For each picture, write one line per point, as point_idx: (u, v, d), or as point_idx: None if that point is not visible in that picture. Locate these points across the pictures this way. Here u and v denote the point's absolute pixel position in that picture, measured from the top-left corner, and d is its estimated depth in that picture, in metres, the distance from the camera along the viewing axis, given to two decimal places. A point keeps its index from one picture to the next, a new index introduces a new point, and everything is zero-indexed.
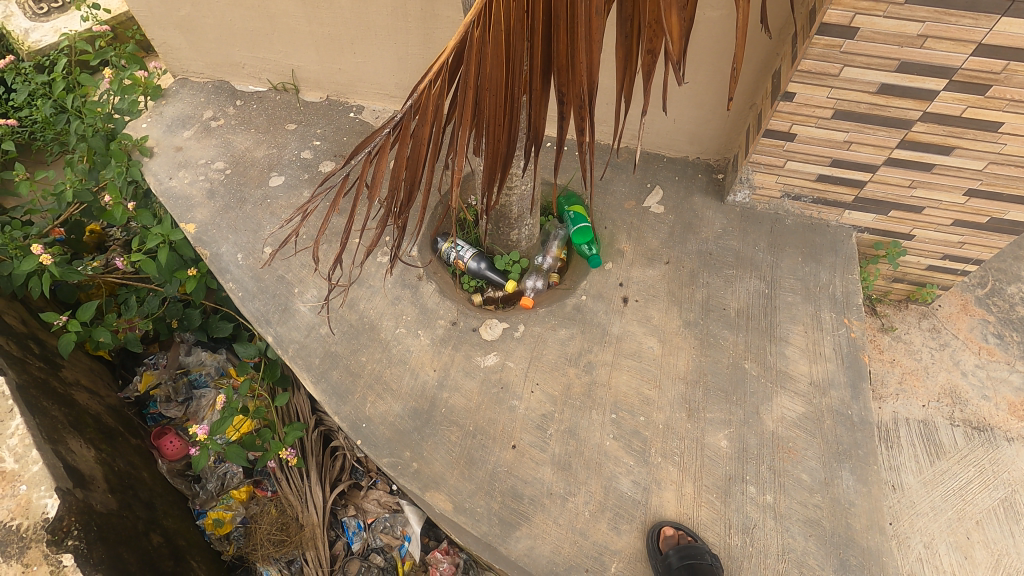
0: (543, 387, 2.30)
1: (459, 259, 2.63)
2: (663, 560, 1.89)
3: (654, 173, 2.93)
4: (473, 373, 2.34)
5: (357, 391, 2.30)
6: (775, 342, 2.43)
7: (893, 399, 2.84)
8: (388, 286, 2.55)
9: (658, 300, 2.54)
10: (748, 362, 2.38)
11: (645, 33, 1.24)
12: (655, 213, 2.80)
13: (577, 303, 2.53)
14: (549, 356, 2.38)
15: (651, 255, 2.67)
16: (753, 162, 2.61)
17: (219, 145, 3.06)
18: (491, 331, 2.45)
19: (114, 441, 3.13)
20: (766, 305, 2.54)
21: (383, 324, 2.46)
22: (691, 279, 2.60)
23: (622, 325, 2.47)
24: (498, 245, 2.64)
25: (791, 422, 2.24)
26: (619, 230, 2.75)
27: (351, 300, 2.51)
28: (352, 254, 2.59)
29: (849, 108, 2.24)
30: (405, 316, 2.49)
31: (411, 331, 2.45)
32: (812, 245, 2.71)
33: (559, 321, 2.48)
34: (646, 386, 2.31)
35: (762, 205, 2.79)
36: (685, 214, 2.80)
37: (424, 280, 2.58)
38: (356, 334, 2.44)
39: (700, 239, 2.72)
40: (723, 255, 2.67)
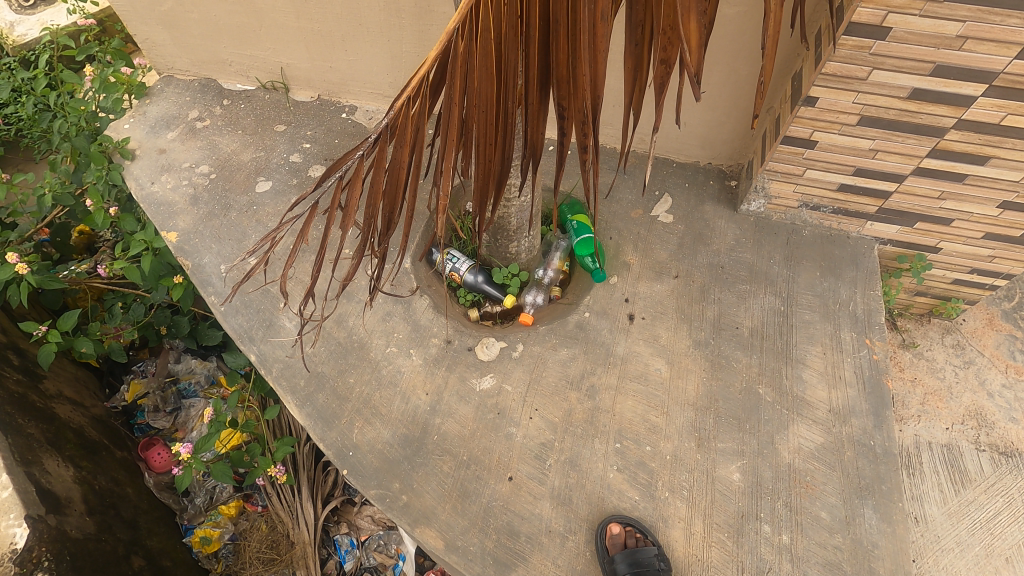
0: (542, 413, 2.16)
1: (455, 271, 2.50)
2: (609, 563, 1.80)
3: (663, 179, 2.76)
4: (468, 398, 2.19)
5: (344, 416, 2.16)
6: (791, 365, 2.27)
7: (915, 421, 2.68)
8: (379, 301, 2.41)
9: (665, 317, 2.38)
10: (762, 386, 2.22)
11: (659, 40, 1.07)
12: (664, 223, 2.64)
13: (579, 320, 2.37)
14: (548, 380, 2.23)
15: (659, 269, 2.51)
16: (769, 170, 2.44)
17: (204, 147, 2.91)
18: (487, 351, 2.30)
19: (97, 456, 3.01)
20: (782, 324, 2.37)
21: (372, 342, 2.32)
22: (702, 295, 2.44)
23: (627, 345, 2.31)
24: (495, 257, 2.50)
25: (809, 454, 2.08)
26: (625, 241, 2.59)
27: (339, 316, 2.37)
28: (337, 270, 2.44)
29: (877, 114, 2.06)
30: (396, 333, 2.34)
31: (403, 351, 2.30)
32: (830, 258, 2.54)
33: (560, 340, 2.32)
34: (653, 412, 2.16)
35: (777, 215, 2.62)
36: (696, 224, 2.63)
37: (417, 294, 2.43)
38: (344, 354, 2.30)
39: (711, 251, 2.56)
40: (736, 269, 2.51)
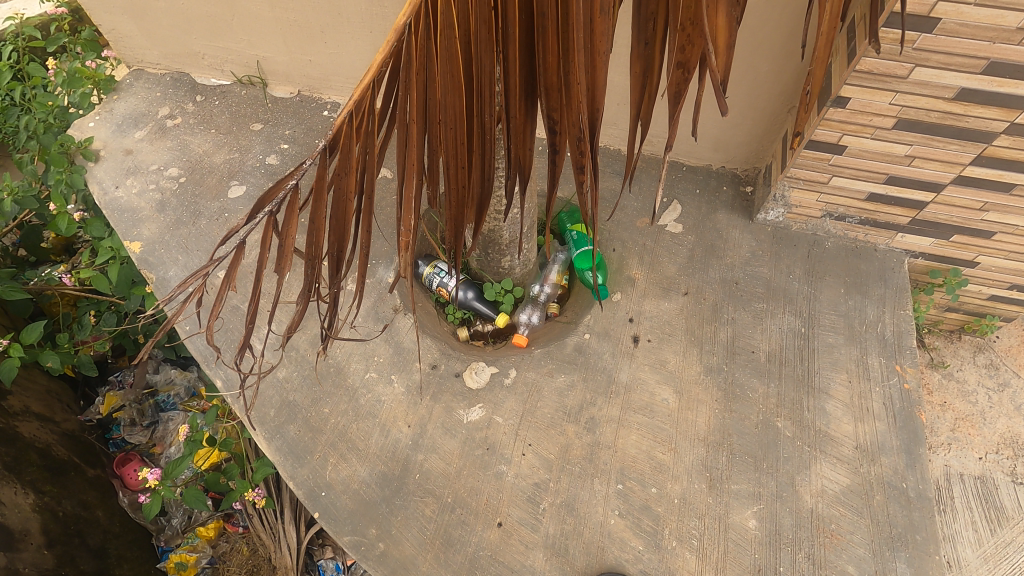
0: (536, 449, 1.95)
1: (443, 287, 2.27)
2: None
3: (671, 185, 2.53)
4: (454, 431, 1.98)
5: (318, 451, 1.96)
6: (814, 395, 2.05)
7: (945, 450, 2.46)
8: (359, 320, 2.20)
9: (674, 340, 2.16)
10: (781, 419, 2.00)
11: (676, 39, 0.84)
12: (672, 233, 2.41)
13: (578, 343, 2.15)
14: (543, 411, 2.02)
15: (667, 284, 2.28)
16: (791, 177, 2.20)
17: (174, 147, 2.69)
18: (477, 379, 2.08)
19: (64, 478, 2.83)
20: (803, 347, 2.14)
21: (350, 366, 2.11)
22: (714, 315, 2.21)
23: (631, 371, 2.09)
24: (487, 272, 2.28)
25: (833, 498, 1.87)
26: (630, 253, 2.36)
27: (314, 337, 2.16)
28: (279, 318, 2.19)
29: (916, 117, 1.82)
30: (377, 356, 2.13)
31: (384, 377, 2.09)
32: (856, 274, 2.31)
33: (557, 365, 2.10)
34: (659, 448, 1.94)
35: (798, 225, 2.38)
36: (707, 235, 2.40)
37: (400, 312, 2.22)
38: (319, 380, 2.09)
39: (724, 265, 2.33)
40: (751, 285, 2.28)
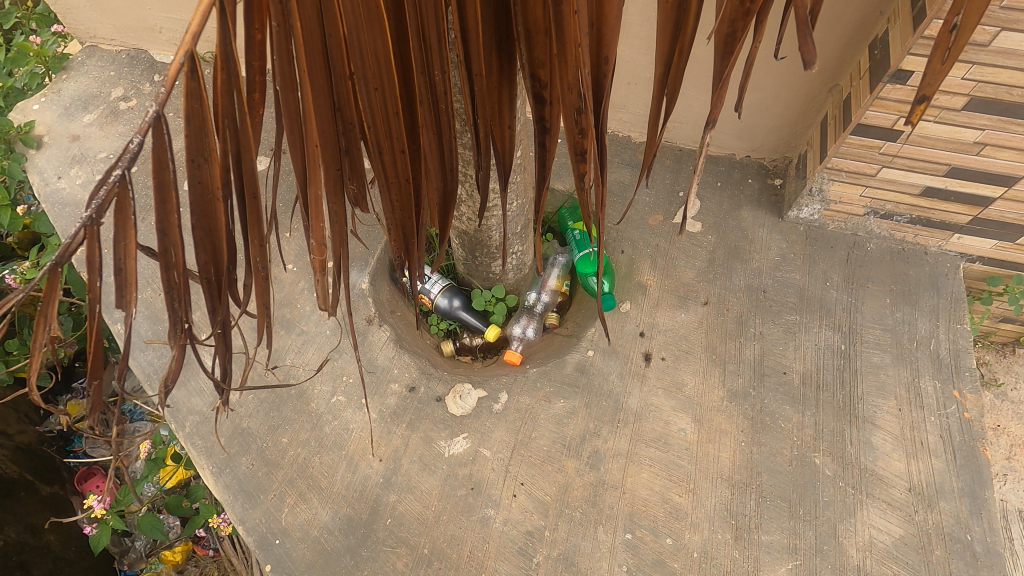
0: (529, 489, 1.65)
1: (425, 293, 2.01)
2: None
3: (688, 177, 2.21)
4: (434, 467, 1.69)
5: (273, 490, 1.67)
6: (858, 426, 1.74)
7: (999, 482, 2.15)
8: (326, 333, 1.90)
9: (692, 359, 1.85)
10: (819, 456, 1.70)
11: None
12: (689, 233, 2.09)
13: (580, 361, 1.84)
14: (538, 445, 1.72)
15: (683, 293, 1.97)
16: (832, 168, 1.87)
17: (127, 133, 2.39)
18: (461, 405, 1.78)
19: (12, 501, 2.57)
20: (844, 369, 1.83)
21: (314, 388, 1.81)
22: (738, 329, 1.91)
23: (642, 396, 1.78)
24: (475, 277, 1.97)
25: (884, 553, 1.57)
26: (640, 256, 2.05)
27: (274, 353, 1.87)
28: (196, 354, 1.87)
29: (993, 96, 1.49)
30: (346, 376, 1.84)
31: (352, 401, 1.79)
32: (904, 281, 1.99)
33: (555, 389, 1.80)
34: (675, 490, 1.65)
35: (835, 223, 2.06)
36: (730, 236, 2.09)
37: (375, 324, 1.92)
38: (277, 404, 1.79)
39: (750, 270, 2.02)
40: (781, 294, 1.97)
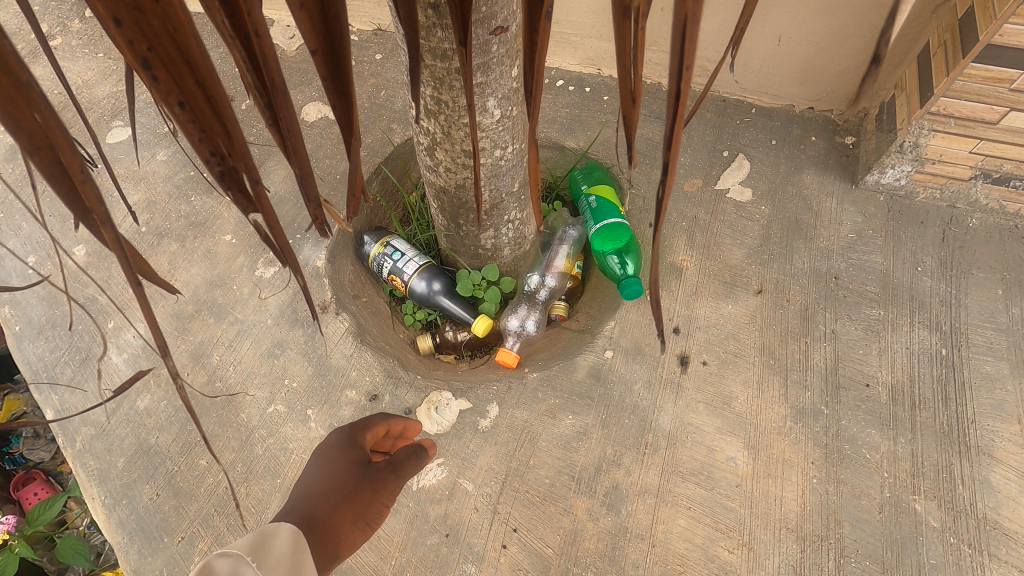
0: (524, 538, 1.23)
1: (397, 274, 1.57)
2: None
3: (734, 132, 1.75)
4: (398, 504, 1.27)
5: (183, 531, 1.26)
6: (969, 460, 1.29)
7: None
8: (266, 322, 1.48)
9: (742, 365, 1.40)
10: (919, 500, 1.25)
11: None
12: (736, 203, 1.64)
13: (593, 366, 1.40)
14: (537, 478, 1.29)
15: (730, 278, 1.52)
16: (936, 114, 1.39)
17: (46, 77, 1.97)
18: (436, 421, 1.35)
19: None
20: (946, 380, 1.38)
21: (246, 395, 1.40)
22: (803, 326, 1.45)
23: (676, 413, 1.34)
24: (461, 254, 1.54)
25: None
26: (673, 230, 1.60)
27: (197, 348, 1.45)
28: (93, 344, 1.47)
29: None
30: (288, 380, 1.41)
31: (295, 412, 1.37)
32: (1020, 266, 1.52)
33: (561, 401, 1.36)
34: (722, 544, 1.21)
35: (927, 191, 1.60)
36: (789, 207, 1.63)
37: (330, 312, 1.49)
38: (197, 414, 1.38)
39: (816, 250, 1.56)
40: (858, 281, 1.52)
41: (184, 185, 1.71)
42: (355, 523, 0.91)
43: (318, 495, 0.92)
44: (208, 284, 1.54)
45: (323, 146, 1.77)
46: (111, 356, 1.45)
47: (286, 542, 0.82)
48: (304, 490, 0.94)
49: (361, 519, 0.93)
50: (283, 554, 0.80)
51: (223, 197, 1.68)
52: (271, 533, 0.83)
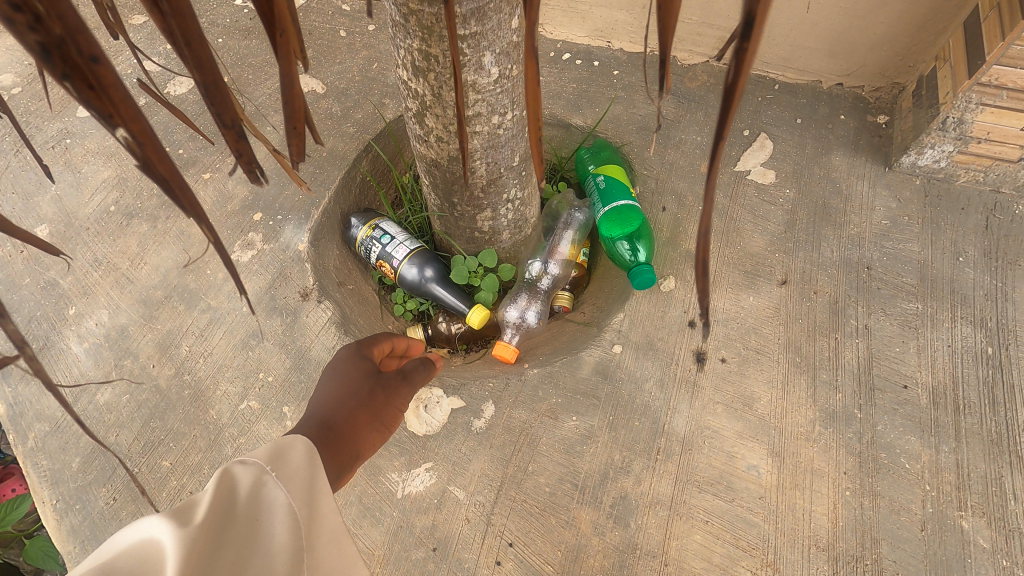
0: (520, 554, 1.10)
1: (386, 259, 1.44)
2: None
3: (755, 109, 1.60)
4: (382, 513, 1.15)
5: None
6: (1020, 472, 1.16)
7: None
8: (241, 311, 1.35)
9: (765, 363, 1.27)
10: (964, 516, 1.12)
11: None
12: (758, 185, 1.50)
13: (599, 361, 1.26)
14: (536, 486, 1.15)
15: (751, 266, 1.38)
16: (987, 85, 1.24)
17: (16, 47, 1.83)
18: (425, 421, 1.22)
19: None
20: (993, 383, 1.24)
21: (216, 389, 1.27)
22: (832, 321, 1.31)
23: (691, 416, 1.21)
24: (456, 238, 1.40)
25: None
26: (688, 214, 1.46)
27: (164, 338, 1.32)
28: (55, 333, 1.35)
29: None
30: (263, 374, 1.28)
31: (270, 409, 1.24)
32: None
33: (563, 401, 1.23)
34: (743, 563, 1.08)
35: (969, 175, 1.45)
36: (816, 190, 1.49)
37: (311, 300, 1.36)
38: (161, 410, 1.25)
39: (846, 238, 1.42)
40: (893, 272, 1.37)
41: (158, 162, 1.58)
42: (373, 424, 0.98)
43: (334, 403, 0.96)
44: (179, 268, 1.41)
45: (309, 121, 1.63)
46: (72, 346, 1.32)
47: (302, 459, 0.70)
48: (320, 402, 0.97)
49: (375, 422, 0.99)
50: (300, 470, 0.69)
51: (200, 175, 1.55)
52: (285, 448, 0.71)
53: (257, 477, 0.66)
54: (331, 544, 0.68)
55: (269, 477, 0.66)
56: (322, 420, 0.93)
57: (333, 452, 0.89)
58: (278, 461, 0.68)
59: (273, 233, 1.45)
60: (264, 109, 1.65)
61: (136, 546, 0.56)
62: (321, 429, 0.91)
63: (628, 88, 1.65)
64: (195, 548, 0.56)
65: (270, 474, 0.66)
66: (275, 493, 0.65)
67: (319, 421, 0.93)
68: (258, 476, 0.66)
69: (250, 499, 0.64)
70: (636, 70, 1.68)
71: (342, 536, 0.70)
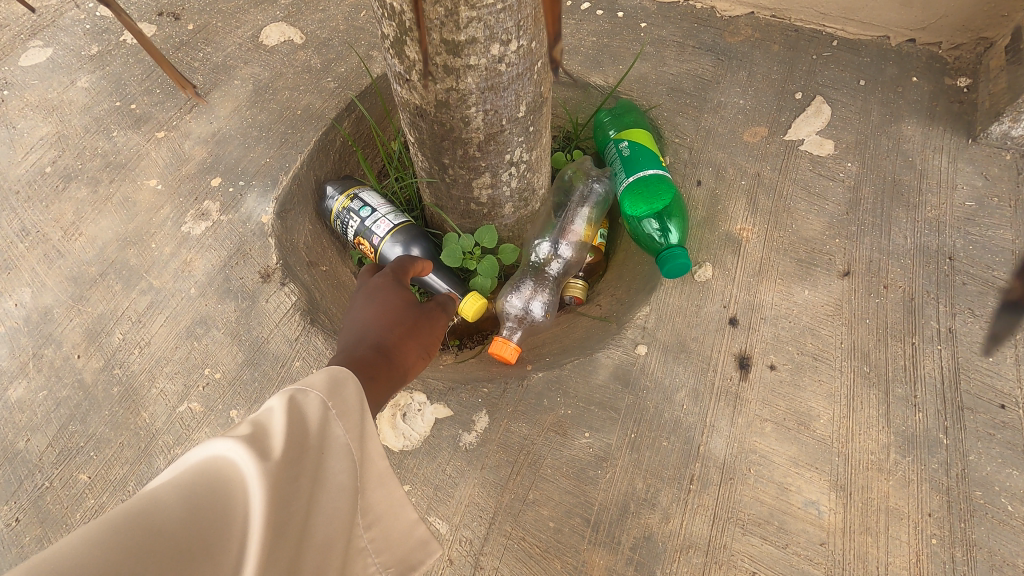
0: None
1: (364, 236, 1.20)
2: None
3: (810, 69, 1.34)
4: None
5: None
6: None
7: None
8: (188, 293, 1.12)
9: (825, 372, 1.02)
10: None
11: None
12: (816, 157, 1.24)
13: (619, 366, 1.03)
14: (537, 520, 0.93)
15: (807, 254, 1.13)
16: None
17: None
18: (402, 434, 0.98)
19: None
20: None
21: (152, 388, 1.04)
22: (908, 323, 1.07)
23: (734, 436, 0.97)
24: (449, 212, 1.17)
25: None
26: (730, 189, 1.21)
27: (95, 323, 1.10)
28: None
29: None
30: (209, 371, 1.05)
31: (215, 413, 1.02)
32: None
33: (574, 413, 0.99)
34: None
35: None
36: (885, 164, 1.23)
37: (271, 282, 1.12)
38: (83, 411, 1.03)
39: (923, 222, 1.17)
40: (982, 264, 1.12)
41: (105, 117, 1.34)
42: (418, 351, 0.96)
43: (383, 329, 0.93)
44: (120, 241, 1.18)
45: (283, 75, 1.39)
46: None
47: (360, 395, 0.65)
48: (365, 327, 0.93)
49: (423, 349, 0.98)
50: (354, 407, 0.63)
51: (152, 134, 1.31)
52: (343, 379, 0.65)
53: (323, 413, 0.60)
54: (381, 487, 0.66)
55: (331, 414, 0.60)
56: (375, 343, 0.89)
57: (388, 372, 0.86)
58: (337, 397, 0.62)
59: (233, 202, 1.22)
60: (233, 61, 1.42)
61: (207, 469, 0.49)
62: (374, 351, 0.88)
63: (658, 42, 1.39)
64: (272, 484, 0.50)
65: (333, 411, 0.61)
66: (338, 432, 0.60)
67: (371, 343, 0.89)
68: (324, 411, 0.60)
69: (321, 434, 0.58)
70: (667, 21, 1.42)
71: (392, 478, 0.67)
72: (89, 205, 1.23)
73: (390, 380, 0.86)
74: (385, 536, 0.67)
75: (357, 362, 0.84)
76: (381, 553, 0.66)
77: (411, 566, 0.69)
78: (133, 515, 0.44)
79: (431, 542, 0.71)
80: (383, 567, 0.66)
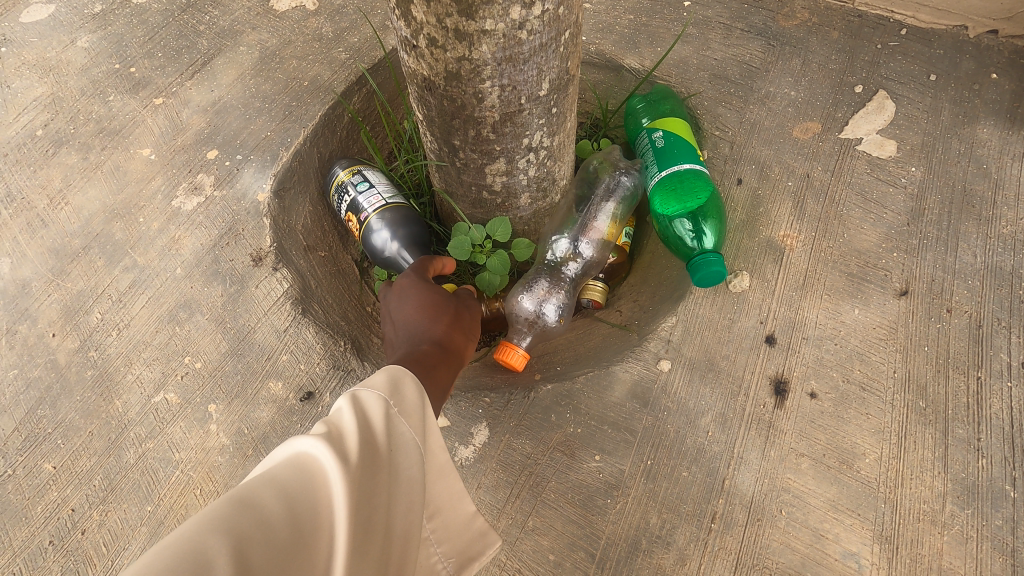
0: None
1: (353, 211, 1.10)
2: None
3: (872, 59, 1.20)
4: None
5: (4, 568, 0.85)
6: None
7: None
8: (173, 272, 1.04)
9: (874, 405, 0.90)
10: None
11: None
12: (876, 157, 1.10)
13: (638, 382, 0.91)
14: (536, 551, 0.83)
15: (859, 267, 1.00)
16: None
17: None
18: None
19: None
20: None
21: (127, 374, 0.96)
22: (973, 354, 0.93)
23: (766, 472, 0.86)
24: (461, 199, 1.06)
25: None
26: (775, 191, 1.07)
27: (74, 301, 1.02)
28: None
29: None
30: (189, 360, 0.97)
31: (192, 406, 0.93)
32: None
33: (585, 433, 0.89)
34: None
35: None
36: (954, 171, 1.08)
37: (263, 266, 1.03)
38: (54, 395, 0.96)
39: (997, 238, 1.02)
40: None
41: (102, 79, 1.26)
42: (468, 338, 0.90)
43: (432, 320, 0.87)
44: (107, 214, 1.10)
45: (292, 42, 1.29)
46: None
47: (419, 392, 0.59)
48: (415, 325, 0.87)
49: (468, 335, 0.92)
50: (414, 406, 0.57)
51: (150, 100, 1.23)
52: (402, 377, 0.59)
53: (386, 410, 0.54)
54: (441, 479, 0.61)
55: (395, 412, 0.55)
56: (428, 336, 0.84)
57: (446, 365, 0.80)
58: (399, 396, 0.56)
59: (227, 177, 1.12)
60: (240, 26, 1.32)
61: (289, 462, 0.45)
62: (433, 346, 0.82)
63: (702, 23, 1.25)
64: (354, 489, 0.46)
65: (397, 409, 0.55)
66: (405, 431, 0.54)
67: (428, 338, 0.84)
68: (390, 408, 0.55)
69: (389, 430, 0.53)
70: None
71: (451, 472, 0.61)
72: (76, 172, 1.15)
73: (446, 372, 0.80)
74: (445, 528, 0.62)
75: (415, 357, 0.78)
76: (441, 543, 0.61)
77: (469, 559, 0.64)
78: (230, 506, 0.40)
79: (490, 533, 0.66)
80: (443, 559, 0.61)
